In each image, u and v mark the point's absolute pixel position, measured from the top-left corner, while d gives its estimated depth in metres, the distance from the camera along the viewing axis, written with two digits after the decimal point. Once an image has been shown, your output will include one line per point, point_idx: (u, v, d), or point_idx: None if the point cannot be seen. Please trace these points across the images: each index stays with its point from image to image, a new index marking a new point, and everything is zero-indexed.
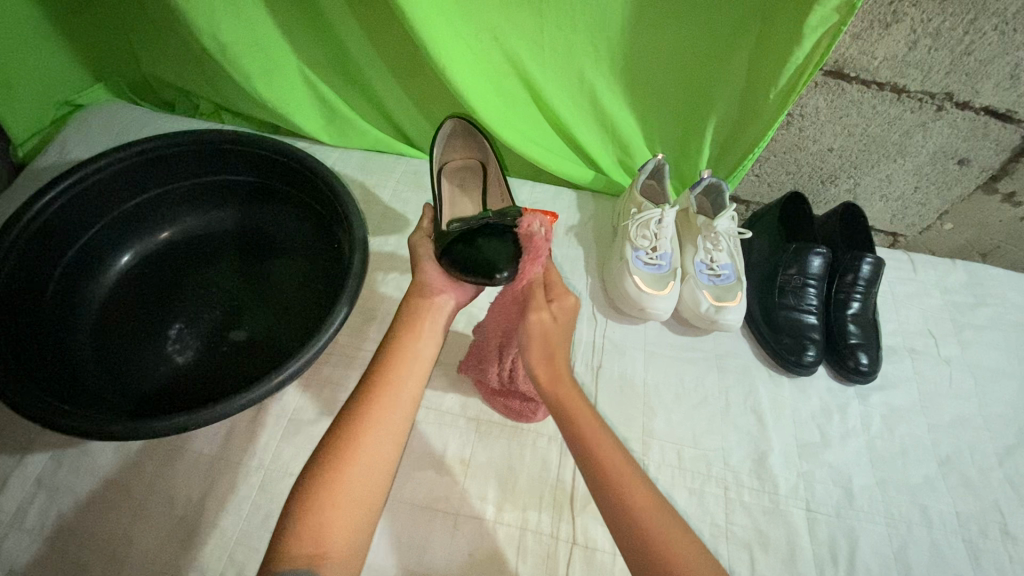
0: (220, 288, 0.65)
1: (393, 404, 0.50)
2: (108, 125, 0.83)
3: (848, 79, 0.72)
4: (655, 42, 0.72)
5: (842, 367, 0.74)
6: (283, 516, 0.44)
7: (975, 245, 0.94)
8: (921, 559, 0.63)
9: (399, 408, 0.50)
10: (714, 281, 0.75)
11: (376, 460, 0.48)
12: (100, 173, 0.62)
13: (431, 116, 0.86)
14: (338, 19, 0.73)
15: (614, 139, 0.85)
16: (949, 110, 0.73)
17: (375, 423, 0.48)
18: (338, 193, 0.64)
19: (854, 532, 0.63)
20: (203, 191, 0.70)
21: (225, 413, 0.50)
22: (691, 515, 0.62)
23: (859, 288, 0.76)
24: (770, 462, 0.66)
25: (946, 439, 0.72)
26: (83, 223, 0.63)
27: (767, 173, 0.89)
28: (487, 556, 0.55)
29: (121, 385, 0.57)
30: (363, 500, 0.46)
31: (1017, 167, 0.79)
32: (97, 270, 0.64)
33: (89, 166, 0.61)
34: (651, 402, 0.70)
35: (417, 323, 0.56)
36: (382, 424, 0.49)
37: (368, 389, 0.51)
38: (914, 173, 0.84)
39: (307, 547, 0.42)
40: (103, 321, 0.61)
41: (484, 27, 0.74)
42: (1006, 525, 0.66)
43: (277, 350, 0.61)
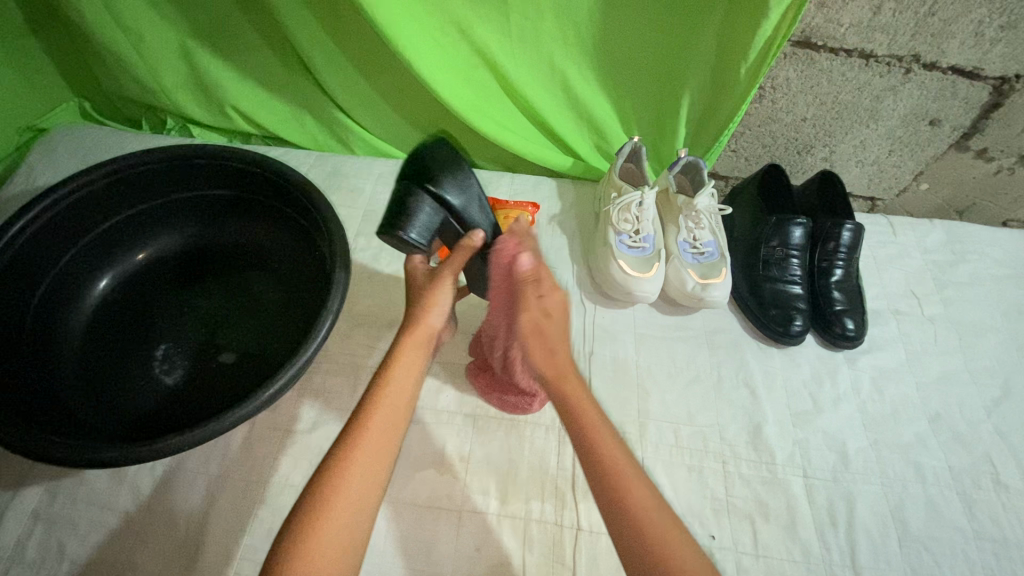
0: (204, 307, 0.64)
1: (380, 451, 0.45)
2: (74, 148, 0.82)
3: (816, 48, 0.73)
4: (624, 24, 0.72)
5: (829, 334, 0.75)
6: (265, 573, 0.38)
7: (952, 203, 0.95)
8: (918, 515, 0.64)
9: (387, 441, 0.46)
10: (698, 259, 0.76)
11: (365, 493, 0.43)
12: (70, 197, 0.60)
13: (403, 114, 0.85)
14: (301, 24, 0.72)
15: (590, 125, 0.85)
16: (917, 72, 0.74)
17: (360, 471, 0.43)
18: (315, 200, 0.63)
19: (851, 494, 0.64)
20: (176, 208, 0.69)
21: (220, 429, 0.49)
22: (691, 491, 0.63)
23: (841, 255, 0.77)
24: (765, 433, 0.67)
25: (934, 396, 0.74)
26: (56, 250, 0.61)
27: (744, 147, 0.89)
28: (493, 549, 0.56)
29: (113, 412, 0.56)
30: (351, 539, 0.41)
31: (986, 123, 0.80)
32: (76, 297, 0.63)
33: (58, 191, 0.60)
34: (645, 383, 0.70)
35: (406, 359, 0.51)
36: (371, 456, 0.44)
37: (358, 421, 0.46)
38: (887, 137, 0.84)
39: None
40: (88, 349, 0.60)
41: (449, 20, 0.73)
42: (998, 474, 0.68)
43: (265, 363, 0.60)
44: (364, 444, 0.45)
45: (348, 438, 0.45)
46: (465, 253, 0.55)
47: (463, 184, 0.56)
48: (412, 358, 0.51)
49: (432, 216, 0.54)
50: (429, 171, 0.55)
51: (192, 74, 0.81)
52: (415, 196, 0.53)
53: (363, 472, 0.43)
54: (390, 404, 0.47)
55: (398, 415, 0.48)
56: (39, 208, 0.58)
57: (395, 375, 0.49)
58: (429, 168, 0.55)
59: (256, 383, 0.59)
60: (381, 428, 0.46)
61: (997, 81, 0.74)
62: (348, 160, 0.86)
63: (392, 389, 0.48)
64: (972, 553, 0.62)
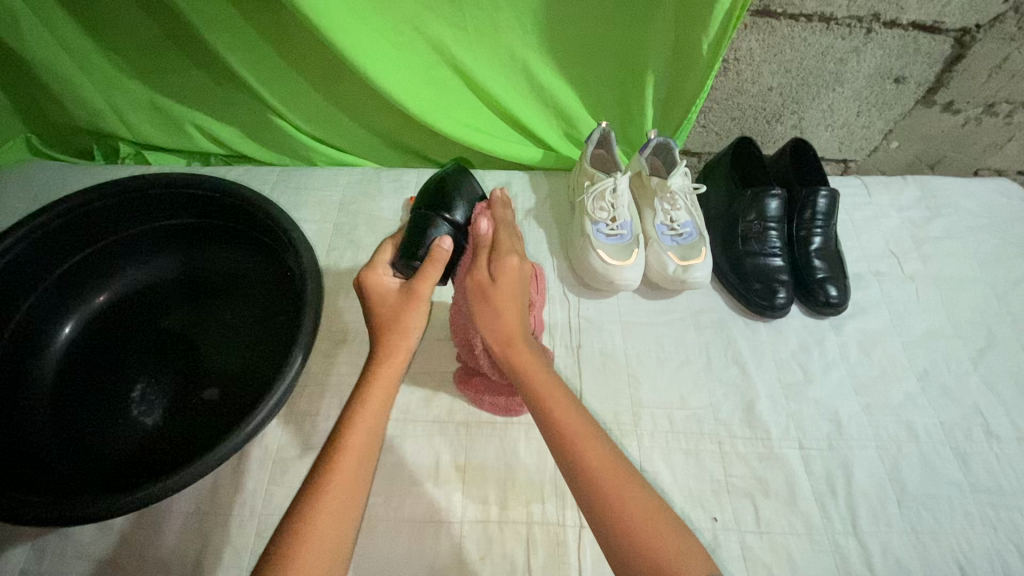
0: (176, 342, 0.62)
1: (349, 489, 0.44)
2: (26, 188, 0.78)
3: (776, 15, 0.72)
4: (580, 8, 0.70)
5: (813, 303, 0.75)
6: None
7: (923, 158, 0.95)
8: (914, 474, 0.65)
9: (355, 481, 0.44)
10: (677, 240, 0.75)
11: (336, 540, 0.42)
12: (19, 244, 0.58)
13: (363, 120, 0.82)
14: (248, 37, 0.69)
15: (556, 113, 0.84)
16: (878, 31, 0.73)
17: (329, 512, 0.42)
18: (281, 221, 0.61)
19: (847, 460, 0.65)
20: (136, 242, 0.66)
21: (205, 468, 0.48)
22: (691, 475, 0.62)
23: (819, 222, 0.77)
24: (758, 409, 0.67)
25: (921, 354, 0.74)
26: (12, 301, 0.58)
27: (713, 122, 0.88)
28: (497, 558, 0.55)
29: (93, 463, 0.55)
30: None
31: (950, 76, 0.80)
32: (40, 346, 0.60)
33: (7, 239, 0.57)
34: (635, 371, 0.69)
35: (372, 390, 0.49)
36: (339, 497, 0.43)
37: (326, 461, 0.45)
38: (854, 99, 0.84)
39: None
40: (60, 399, 0.58)
41: (401, 18, 0.70)
42: (988, 425, 0.69)
43: (246, 393, 0.59)
44: (336, 488, 0.43)
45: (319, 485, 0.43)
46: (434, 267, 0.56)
47: (461, 203, 0.67)
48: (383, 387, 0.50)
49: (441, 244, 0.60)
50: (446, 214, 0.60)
51: (142, 98, 0.77)
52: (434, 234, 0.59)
53: (335, 518, 0.42)
54: (362, 445, 0.46)
55: (368, 454, 0.46)
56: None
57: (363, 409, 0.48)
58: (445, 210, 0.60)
59: (240, 415, 0.57)
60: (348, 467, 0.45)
61: (958, 33, 0.74)
62: (313, 173, 0.84)
63: (364, 427, 0.47)
64: (969, 506, 0.63)
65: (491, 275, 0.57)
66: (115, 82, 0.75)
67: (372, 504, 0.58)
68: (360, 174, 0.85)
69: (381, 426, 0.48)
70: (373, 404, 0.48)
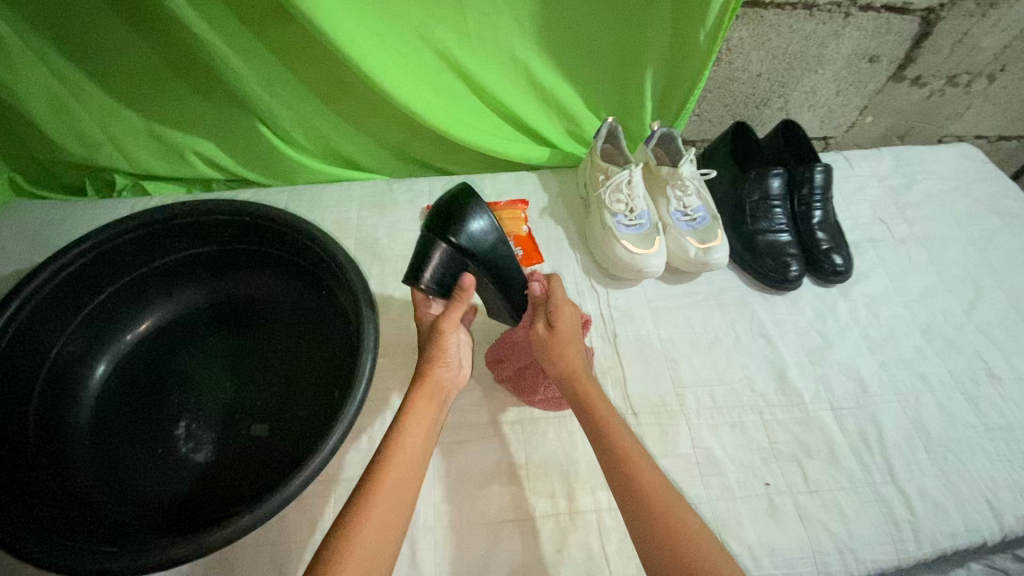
0: (214, 372, 0.63)
1: (396, 500, 0.46)
2: (22, 230, 0.74)
3: (764, 6, 0.76)
4: (580, 9, 0.72)
5: (821, 273, 0.80)
6: None
7: (893, 130, 1.03)
8: (935, 420, 0.70)
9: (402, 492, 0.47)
10: (692, 225, 0.78)
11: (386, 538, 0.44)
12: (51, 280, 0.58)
13: (371, 132, 0.82)
14: (253, 56, 0.68)
15: (560, 113, 0.86)
16: (855, 15, 0.78)
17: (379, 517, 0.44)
18: (320, 241, 0.63)
19: (876, 415, 0.69)
20: (162, 275, 0.67)
21: (288, 497, 0.47)
22: (738, 446, 0.65)
23: (817, 197, 0.82)
24: (789, 376, 0.71)
25: (921, 310, 0.80)
26: (46, 341, 0.58)
27: (707, 110, 0.93)
28: (575, 549, 0.56)
29: (147, 501, 0.54)
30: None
31: (918, 53, 0.86)
32: (76, 387, 0.60)
33: (39, 277, 0.57)
34: (671, 354, 0.72)
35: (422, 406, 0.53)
36: (389, 504, 0.45)
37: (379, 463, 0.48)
38: (834, 79, 0.89)
39: None
40: (102, 439, 0.57)
41: (409, 28, 0.71)
42: (990, 368, 0.75)
43: (299, 414, 0.60)
44: (383, 496, 0.45)
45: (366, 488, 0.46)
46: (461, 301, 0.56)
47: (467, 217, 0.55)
48: (427, 406, 0.53)
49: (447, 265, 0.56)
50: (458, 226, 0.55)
51: (140, 126, 0.75)
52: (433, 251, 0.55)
53: (385, 521, 0.45)
54: (410, 459, 0.49)
55: (414, 468, 0.49)
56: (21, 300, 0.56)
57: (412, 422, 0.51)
58: (453, 216, 0.55)
59: (300, 443, 0.57)
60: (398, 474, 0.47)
61: (923, 13, 0.80)
62: (324, 190, 0.83)
63: (409, 447, 0.49)
64: (987, 444, 0.68)
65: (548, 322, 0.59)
66: (112, 113, 0.73)
67: (444, 512, 0.58)
68: (372, 187, 0.84)
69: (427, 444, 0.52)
70: (417, 420, 0.52)
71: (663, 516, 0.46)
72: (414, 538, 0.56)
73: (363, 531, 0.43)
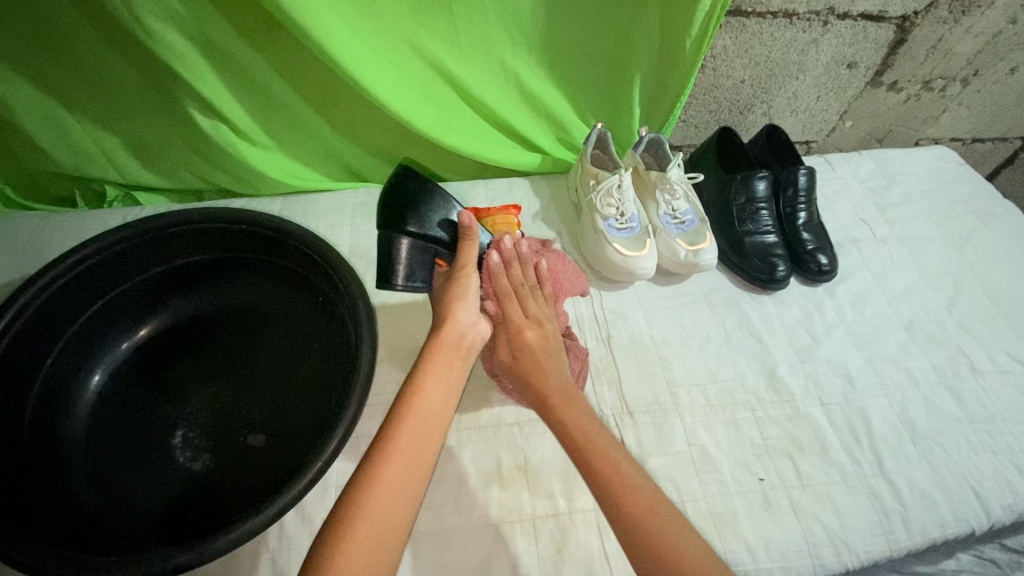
0: (209, 381, 0.63)
1: (423, 424, 0.51)
2: (13, 241, 0.74)
3: (746, 14, 0.78)
4: (569, 18, 0.74)
5: (807, 272, 0.82)
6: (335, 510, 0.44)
7: (873, 134, 1.06)
8: (920, 412, 0.71)
9: (431, 420, 0.51)
10: (681, 228, 0.80)
11: (419, 462, 0.48)
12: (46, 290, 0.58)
13: (364, 140, 0.83)
14: (248, 66, 0.69)
15: (551, 120, 0.87)
16: (833, 22, 0.81)
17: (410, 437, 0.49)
18: (319, 247, 0.64)
19: (864, 409, 0.71)
20: (158, 284, 0.68)
21: (288, 503, 0.48)
22: (731, 442, 0.67)
23: (801, 199, 0.84)
24: (780, 373, 0.73)
25: (904, 307, 0.82)
26: (40, 350, 0.59)
27: (692, 116, 0.95)
28: (575, 548, 0.56)
29: (141, 512, 0.54)
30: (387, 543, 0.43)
31: (894, 59, 0.89)
32: (70, 397, 0.60)
33: (33, 287, 0.57)
34: (664, 354, 0.73)
35: (436, 355, 0.56)
36: (420, 428, 0.50)
37: (408, 394, 0.53)
38: (815, 85, 0.92)
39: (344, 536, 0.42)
40: (96, 449, 0.57)
41: (401, 37, 0.72)
42: (972, 361, 0.77)
43: (296, 422, 0.60)
44: (412, 427, 0.50)
45: (379, 459, 0.47)
46: (469, 240, 0.61)
47: (415, 197, 0.63)
48: (449, 360, 0.57)
49: (414, 253, 0.61)
50: (407, 209, 0.62)
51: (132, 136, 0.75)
52: (395, 243, 0.61)
53: (399, 488, 0.46)
54: (438, 395, 0.53)
55: (445, 408, 0.53)
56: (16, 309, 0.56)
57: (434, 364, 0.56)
58: (404, 203, 0.62)
59: (297, 449, 0.57)
60: (422, 405, 0.52)
61: (899, 20, 0.83)
62: (318, 199, 0.84)
63: (432, 389, 0.53)
64: (971, 435, 0.70)
65: (512, 351, 0.62)
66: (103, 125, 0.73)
67: (444, 514, 0.58)
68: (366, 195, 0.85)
69: (450, 392, 0.54)
70: (437, 365, 0.56)
71: (649, 528, 0.46)
72: (415, 540, 0.56)
73: (400, 448, 0.48)
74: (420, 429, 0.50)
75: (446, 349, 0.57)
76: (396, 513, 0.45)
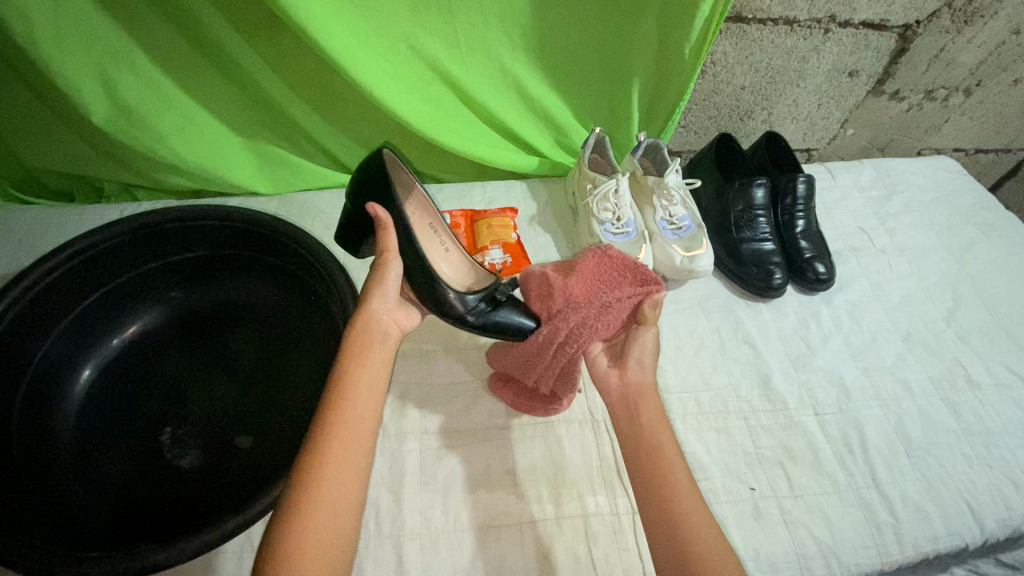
0: (198, 378, 0.63)
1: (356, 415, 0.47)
2: (9, 235, 0.74)
3: (746, 21, 0.78)
4: (568, 22, 0.74)
5: (804, 280, 0.81)
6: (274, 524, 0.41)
7: (874, 143, 1.05)
8: (915, 424, 0.71)
9: (365, 408, 0.48)
10: (678, 233, 0.79)
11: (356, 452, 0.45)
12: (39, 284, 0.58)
13: (362, 139, 0.83)
14: (247, 63, 0.69)
15: (549, 124, 0.87)
16: (834, 30, 0.81)
17: (345, 431, 0.46)
18: (310, 246, 0.64)
19: (858, 420, 0.70)
20: (150, 279, 0.68)
21: (270, 502, 0.48)
22: (723, 450, 0.66)
23: (800, 206, 0.84)
24: (774, 382, 0.72)
25: (902, 318, 0.82)
26: (31, 345, 0.59)
27: (692, 122, 0.95)
28: (561, 553, 0.56)
29: (128, 509, 0.54)
30: (341, 528, 0.42)
31: (897, 68, 0.89)
32: (60, 392, 0.60)
33: (25, 280, 0.57)
34: (658, 360, 0.73)
35: (364, 350, 0.52)
36: (356, 419, 0.47)
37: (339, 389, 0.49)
38: (816, 93, 0.92)
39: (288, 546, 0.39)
40: (84, 444, 0.57)
41: (399, 37, 0.72)
42: (969, 374, 0.76)
43: (284, 420, 0.60)
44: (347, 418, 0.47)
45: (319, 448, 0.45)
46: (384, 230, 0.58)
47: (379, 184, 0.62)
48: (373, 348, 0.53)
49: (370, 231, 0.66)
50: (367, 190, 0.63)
51: None
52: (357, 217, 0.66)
53: (343, 467, 0.44)
54: (371, 382, 0.50)
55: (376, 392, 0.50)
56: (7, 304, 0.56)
57: (363, 354, 0.52)
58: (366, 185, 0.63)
59: (285, 448, 0.58)
60: (356, 396, 0.49)
61: (901, 29, 0.83)
62: (315, 198, 0.84)
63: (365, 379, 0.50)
64: (967, 449, 0.69)
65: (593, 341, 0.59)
66: None
67: (431, 517, 0.57)
68: None
69: (380, 376, 0.52)
70: (365, 358, 0.52)
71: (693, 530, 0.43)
72: (400, 544, 0.56)
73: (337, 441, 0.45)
74: (356, 405, 0.48)
75: (362, 335, 0.53)
76: (344, 492, 0.43)
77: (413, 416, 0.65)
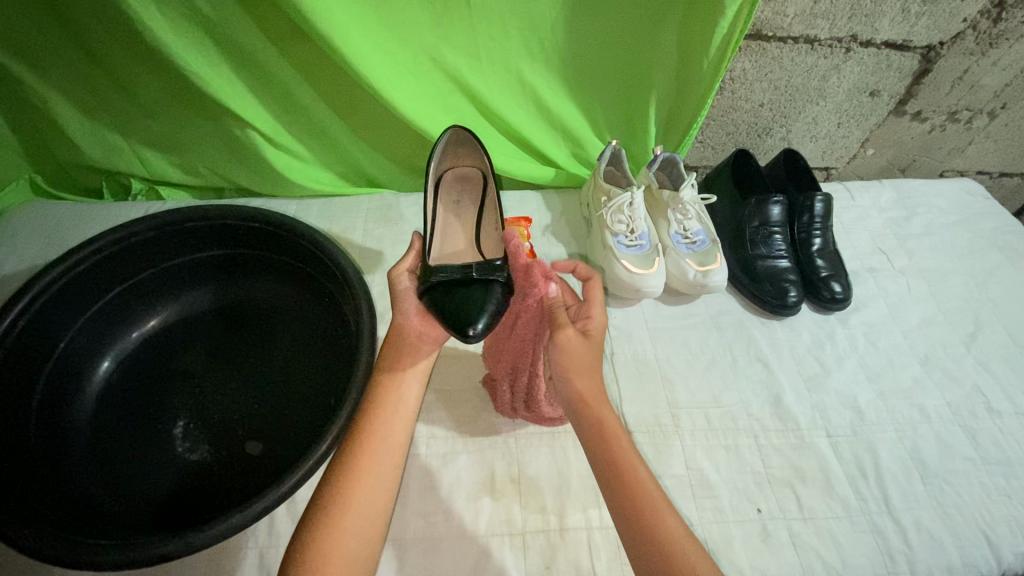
0: (211, 373, 0.64)
1: (394, 421, 0.51)
2: (39, 228, 0.77)
3: (766, 39, 0.78)
4: (588, 37, 0.74)
5: (819, 299, 0.80)
6: (312, 513, 0.46)
7: (895, 163, 1.04)
8: (931, 451, 0.69)
9: (404, 415, 0.52)
10: (692, 248, 0.79)
11: (393, 457, 0.50)
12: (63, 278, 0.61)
13: (381, 146, 0.85)
14: (273, 72, 0.71)
15: (567, 137, 0.88)
16: (856, 50, 0.80)
17: (381, 434, 0.50)
18: (326, 247, 0.66)
19: (872, 443, 0.69)
20: (170, 275, 0.70)
21: (274, 502, 0.49)
22: (731, 469, 0.65)
23: (817, 224, 0.83)
24: (786, 402, 0.71)
25: (920, 341, 0.80)
26: (52, 335, 0.61)
27: (709, 137, 0.95)
28: (562, 564, 0.56)
29: (137, 501, 0.55)
30: (364, 545, 0.46)
31: (919, 89, 0.88)
32: (78, 381, 0.62)
33: (51, 272, 0.60)
34: (667, 374, 0.72)
35: (398, 361, 0.54)
36: (394, 424, 0.51)
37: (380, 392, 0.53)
38: (835, 112, 0.91)
39: (320, 539, 0.44)
40: (98, 434, 0.59)
41: (420, 47, 0.73)
42: (990, 402, 0.74)
43: (295, 418, 0.60)
44: (385, 421, 0.51)
45: (353, 464, 0.48)
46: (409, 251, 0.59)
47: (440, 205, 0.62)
48: (397, 356, 0.55)
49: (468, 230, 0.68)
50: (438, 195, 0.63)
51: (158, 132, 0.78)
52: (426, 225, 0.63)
53: (372, 486, 0.48)
54: (414, 389, 0.54)
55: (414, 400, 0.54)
56: (29, 297, 0.58)
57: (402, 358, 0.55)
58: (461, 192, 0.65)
59: (293, 449, 0.58)
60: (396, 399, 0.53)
61: (924, 50, 0.82)
62: (333, 202, 0.86)
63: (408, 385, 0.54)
64: (986, 478, 0.67)
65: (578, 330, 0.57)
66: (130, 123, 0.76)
67: (434, 523, 0.57)
68: (381, 200, 0.87)
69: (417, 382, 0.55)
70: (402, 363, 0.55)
71: (650, 517, 0.46)
72: (403, 547, 0.56)
73: (375, 442, 0.49)
74: (392, 423, 0.51)
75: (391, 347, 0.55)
76: (371, 512, 0.47)
77: (420, 420, 0.65)
